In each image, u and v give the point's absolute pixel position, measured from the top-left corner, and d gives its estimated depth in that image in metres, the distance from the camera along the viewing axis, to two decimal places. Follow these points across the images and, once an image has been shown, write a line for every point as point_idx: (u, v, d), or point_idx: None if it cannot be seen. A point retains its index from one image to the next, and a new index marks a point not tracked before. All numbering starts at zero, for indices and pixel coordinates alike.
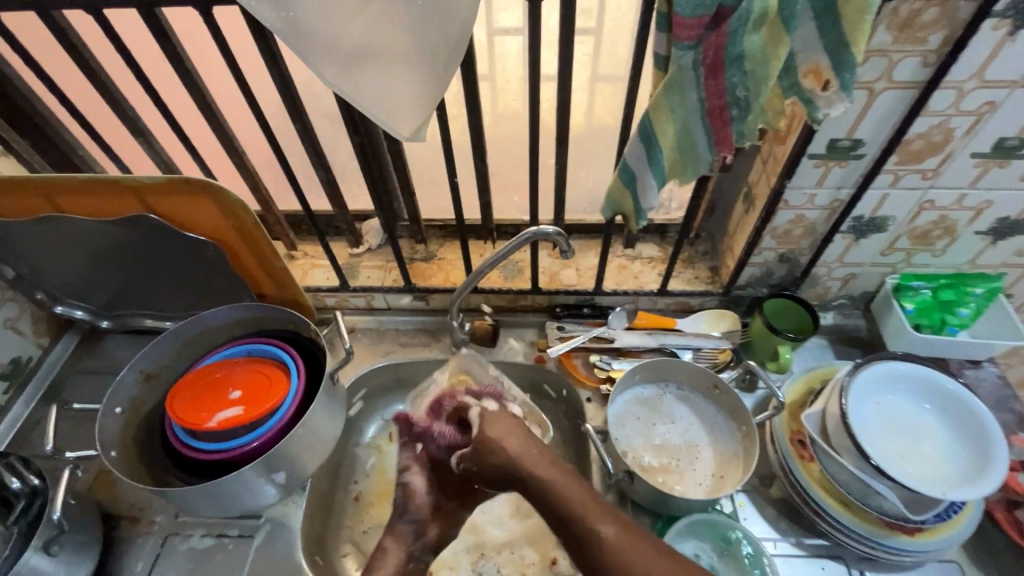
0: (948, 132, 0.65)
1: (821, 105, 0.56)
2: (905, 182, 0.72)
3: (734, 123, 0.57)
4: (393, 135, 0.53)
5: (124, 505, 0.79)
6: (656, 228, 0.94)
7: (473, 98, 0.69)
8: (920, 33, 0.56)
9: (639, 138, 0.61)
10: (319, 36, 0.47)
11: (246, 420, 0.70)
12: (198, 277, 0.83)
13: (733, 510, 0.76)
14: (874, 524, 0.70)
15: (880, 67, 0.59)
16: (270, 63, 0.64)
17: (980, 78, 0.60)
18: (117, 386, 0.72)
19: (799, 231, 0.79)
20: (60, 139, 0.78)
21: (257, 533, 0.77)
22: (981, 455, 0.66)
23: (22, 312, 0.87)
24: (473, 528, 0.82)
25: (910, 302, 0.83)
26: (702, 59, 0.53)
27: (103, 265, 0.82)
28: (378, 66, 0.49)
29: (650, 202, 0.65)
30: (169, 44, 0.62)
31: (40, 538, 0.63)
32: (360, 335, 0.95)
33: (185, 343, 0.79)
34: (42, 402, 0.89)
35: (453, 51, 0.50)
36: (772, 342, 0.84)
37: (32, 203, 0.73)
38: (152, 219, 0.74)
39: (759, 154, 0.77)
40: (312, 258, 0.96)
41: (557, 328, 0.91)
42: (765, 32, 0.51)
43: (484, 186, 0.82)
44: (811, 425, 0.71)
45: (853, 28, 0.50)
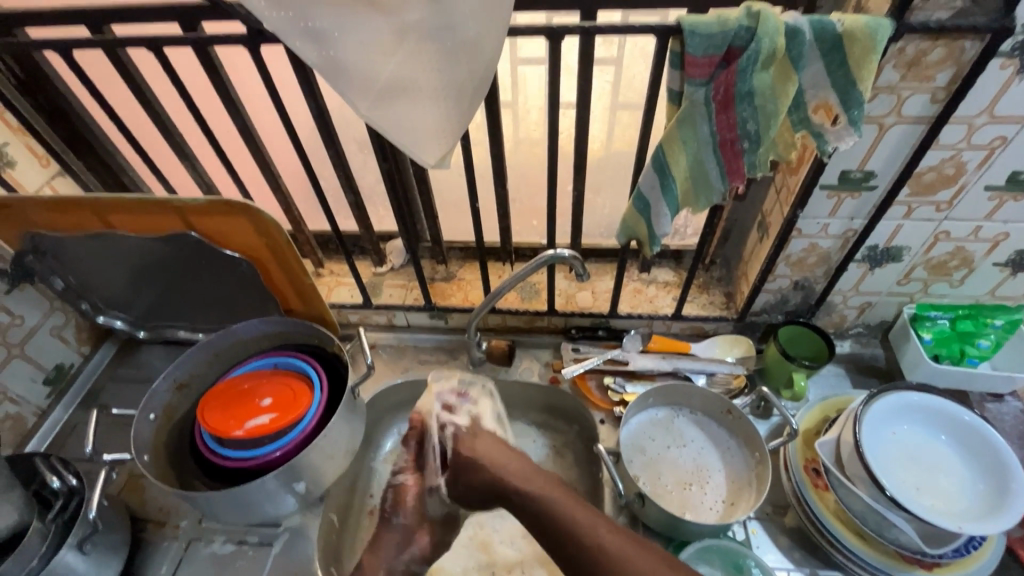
0: (961, 165, 0.66)
1: (830, 139, 0.58)
2: (919, 214, 0.73)
3: (746, 155, 0.60)
4: (421, 163, 0.57)
5: (152, 509, 0.83)
6: (671, 253, 0.96)
7: (496, 128, 0.73)
8: (927, 71, 0.58)
9: (653, 168, 0.63)
10: (356, 72, 0.51)
11: (272, 430, 0.73)
12: (232, 291, 0.88)
13: (745, 538, 0.76)
14: (890, 557, 0.70)
15: (889, 103, 0.61)
16: (309, 95, 0.69)
17: (990, 114, 0.61)
18: (153, 394, 0.77)
19: (813, 259, 0.80)
20: (113, 161, 0.85)
21: (276, 541, 0.79)
22: (1000, 489, 0.65)
23: (68, 321, 0.92)
24: (485, 547, 0.84)
25: (927, 332, 0.83)
26: (713, 95, 0.56)
27: (145, 278, 0.87)
28: (408, 100, 0.53)
29: (664, 228, 0.67)
30: (217, 76, 0.68)
31: (75, 536, 0.67)
32: (381, 351, 0.98)
33: (216, 354, 0.83)
34: (81, 407, 0.94)
35: (478, 87, 0.54)
36: (786, 369, 0.84)
37: (85, 219, 0.78)
38: (193, 237, 0.79)
39: (772, 183, 0.79)
40: (338, 276, 1.00)
41: (573, 350, 0.92)
42: (774, 71, 0.54)
43: (504, 211, 0.85)
44: (825, 454, 0.71)
45: (860, 67, 0.53)
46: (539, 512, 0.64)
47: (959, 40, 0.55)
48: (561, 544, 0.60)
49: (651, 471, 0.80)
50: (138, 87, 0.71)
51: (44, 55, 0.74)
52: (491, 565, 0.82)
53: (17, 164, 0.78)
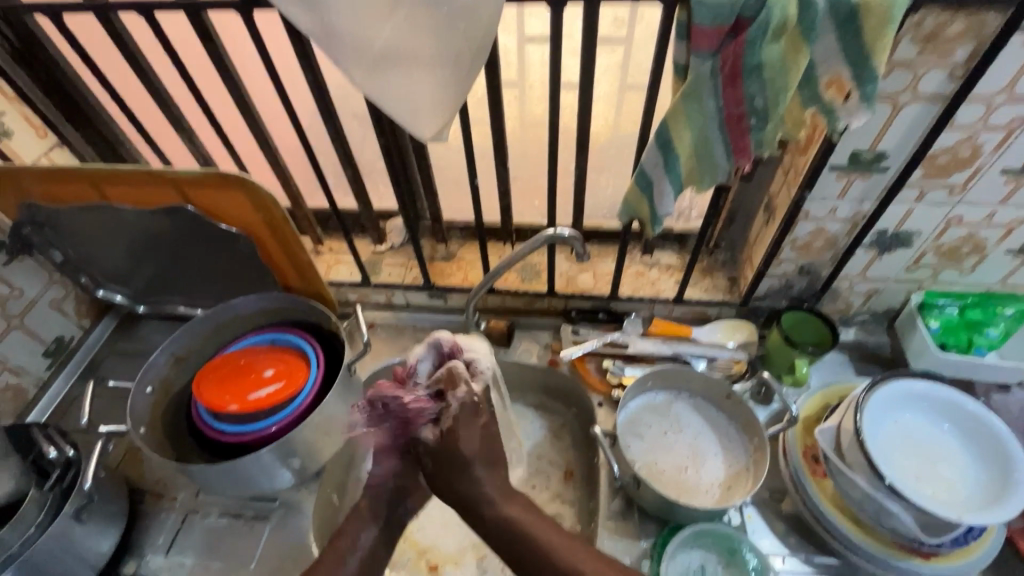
0: (977, 147, 0.64)
1: (841, 116, 0.56)
2: (931, 197, 0.70)
3: (752, 132, 0.58)
4: (416, 136, 0.55)
5: (150, 481, 0.83)
6: (675, 236, 0.94)
7: (498, 103, 0.71)
8: (946, 46, 0.55)
9: (657, 145, 0.61)
10: (350, 39, 0.50)
11: (268, 405, 0.73)
12: (230, 267, 0.87)
13: (740, 523, 0.75)
14: (887, 545, 0.69)
15: (904, 80, 0.59)
16: (305, 66, 0.67)
17: (1010, 93, 0.59)
18: (150, 366, 0.76)
19: (819, 244, 0.79)
20: (109, 133, 0.84)
21: (271, 515, 0.80)
22: (1003, 479, 0.64)
23: (68, 294, 0.92)
24: (480, 527, 0.84)
25: (935, 319, 0.81)
26: (720, 68, 0.54)
27: (143, 251, 0.86)
28: (403, 68, 0.51)
29: (666, 208, 0.66)
30: (212, 44, 0.66)
31: (71, 506, 0.68)
32: (379, 329, 0.98)
33: (214, 329, 0.83)
34: (81, 379, 0.94)
35: (476, 56, 0.51)
36: (788, 355, 0.83)
37: (80, 190, 0.77)
38: (190, 210, 0.78)
39: (780, 164, 0.76)
40: (337, 253, 0.99)
41: (572, 332, 0.91)
42: (785, 43, 0.52)
43: (504, 188, 0.84)
44: (825, 441, 0.70)
45: (875, 40, 0.50)
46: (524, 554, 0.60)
47: (980, 13, 0.53)
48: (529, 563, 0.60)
49: (648, 456, 0.80)
50: (133, 55, 0.70)
51: (39, 24, 0.73)
52: (485, 544, 0.82)
53: (13, 134, 0.78)
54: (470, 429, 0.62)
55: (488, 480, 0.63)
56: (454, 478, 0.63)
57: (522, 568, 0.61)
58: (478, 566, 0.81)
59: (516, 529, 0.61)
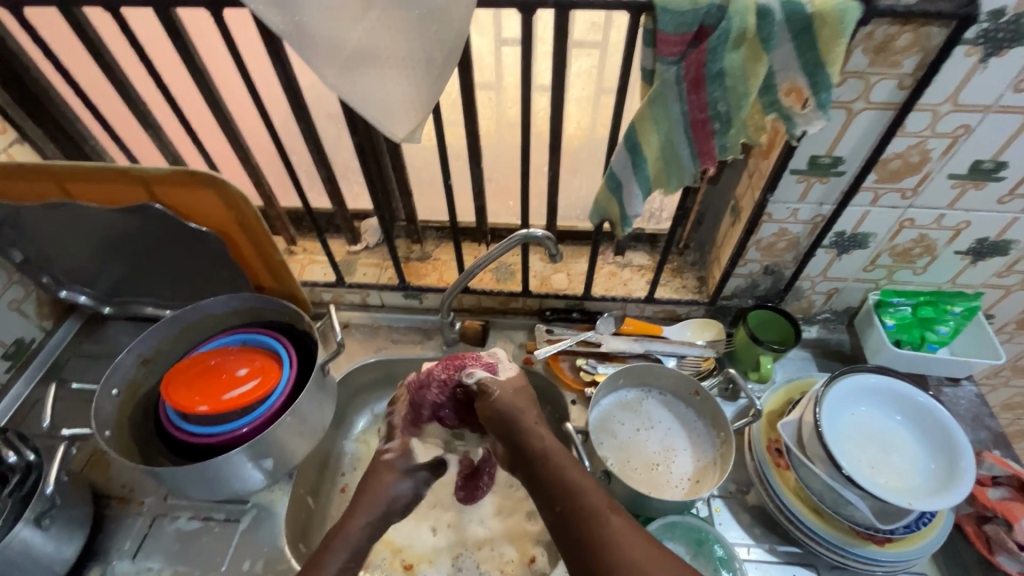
0: (926, 153, 0.67)
1: (799, 123, 0.59)
2: (885, 201, 0.74)
3: (716, 136, 0.60)
4: (389, 137, 0.56)
5: (116, 486, 0.82)
6: (646, 237, 0.96)
7: (471, 104, 0.72)
8: (895, 57, 0.59)
9: (625, 148, 0.63)
10: (325, 40, 0.50)
11: (238, 405, 0.72)
12: (203, 268, 0.86)
13: (708, 514, 0.78)
14: (845, 533, 0.72)
15: (857, 88, 0.62)
16: (278, 65, 0.67)
17: (954, 102, 0.62)
18: (116, 368, 0.75)
19: (782, 245, 0.82)
20: (74, 130, 0.82)
21: (243, 518, 0.79)
22: (950, 467, 0.67)
23: (28, 295, 0.89)
24: (456, 526, 0.85)
25: (890, 317, 0.85)
26: (684, 75, 0.56)
27: (110, 251, 0.84)
28: (373, 68, 0.51)
29: (635, 209, 0.68)
30: (180, 40, 0.65)
31: (31, 511, 0.66)
32: (354, 330, 0.98)
33: (183, 330, 0.81)
34: (42, 381, 0.91)
35: (448, 58, 0.52)
36: (754, 352, 0.85)
37: (43, 188, 0.76)
38: (158, 209, 0.77)
39: (745, 167, 0.79)
40: (310, 254, 0.99)
41: (546, 331, 0.93)
42: (745, 51, 0.54)
43: (479, 189, 0.84)
44: (788, 434, 0.73)
45: (828, 50, 0.53)
46: (563, 496, 0.60)
47: (926, 27, 0.56)
48: (559, 504, 0.60)
49: (619, 454, 0.81)
50: (96, 49, 0.68)
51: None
52: (461, 542, 0.83)
53: None
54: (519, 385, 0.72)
55: (527, 408, 0.69)
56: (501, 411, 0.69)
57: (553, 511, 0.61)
58: (453, 564, 0.81)
59: (547, 463, 0.64)
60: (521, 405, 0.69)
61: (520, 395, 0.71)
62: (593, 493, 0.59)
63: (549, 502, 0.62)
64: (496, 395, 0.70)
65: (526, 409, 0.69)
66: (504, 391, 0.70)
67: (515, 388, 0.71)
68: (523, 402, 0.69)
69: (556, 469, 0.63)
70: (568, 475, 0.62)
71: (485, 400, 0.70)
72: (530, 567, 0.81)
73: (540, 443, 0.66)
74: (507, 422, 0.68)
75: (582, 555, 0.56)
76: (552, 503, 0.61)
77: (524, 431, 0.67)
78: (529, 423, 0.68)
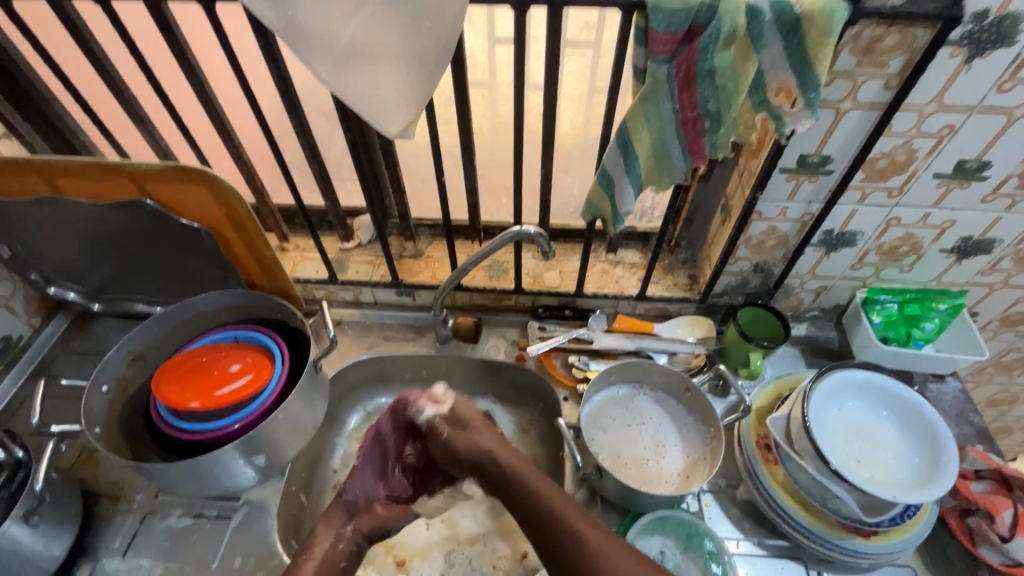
0: (912, 152, 0.69)
1: (788, 122, 0.59)
2: (872, 200, 0.75)
3: (707, 135, 0.61)
4: (383, 133, 0.56)
5: (105, 483, 0.81)
6: (638, 235, 0.97)
7: (464, 102, 0.72)
8: (882, 57, 0.60)
9: (617, 145, 0.64)
10: (318, 35, 0.50)
11: (230, 402, 0.72)
12: (194, 264, 0.85)
13: (698, 509, 0.79)
14: (832, 526, 0.73)
15: (845, 88, 0.63)
16: (270, 60, 0.66)
17: (940, 102, 0.63)
18: (106, 364, 0.74)
19: (772, 243, 0.83)
20: (63, 125, 0.81)
21: (234, 515, 0.79)
22: (934, 460, 0.69)
23: (16, 291, 0.88)
24: (448, 522, 0.85)
25: (877, 314, 0.86)
26: (675, 73, 0.57)
27: (99, 247, 0.84)
28: (366, 64, 0.52)
29: (627, 206, 0.68)
30: (171, 35, 0.65)
31: (20, 508, 0.65)
32: (346, 327, 0.98)
33: (174, 327, 0.81)
34: (31, 379, 0.90)
35: (441, 55, 0.52)
36: (743, 350, 0.86)
37: (31, 183, 0.75)
38: (149, 204, 0.76)
39: (735, 166, 0.80)
40: (303, 251, 0.99)
41: (539, 328, 0.93)
42: (735, 50, 0.55)
43: (472, 186, 0.85)
44: (776, 429, 0.74)
45: (816, 50, 0.54)
46: (541, 523, 0.64)
47: (912, 28, 0.57)
48: (541, 526, 0.64)
49: (611, 450, 0.82)
50: (85, 42, 0.68)
51: None
52: (453, 539, 0.83)
53: None
54: (470, 427, 0.75)
55: (488, 437, 0.74)
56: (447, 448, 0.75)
57: (535, 531, 0.65)
58: (446, 559, 0.82)
59: (522, 486, 0.68)
60: (482, 437, 0.73)
61: (481, 426, 0.75)
62: (569, 514, 0.64)
63: (530, 525, 0.65)
64: (445, 433, 0.76)
65: (488, 438, 0.74)
66: (452, 431, 0.75)
67: (468, 426, 0.76)
68: (481, 434, 0.74)
69: (529, 495, 0.66)
70: (542, 496, 0.66)
71: (438, 438, 0.76)
72: (522, 562, 0.81)
73: (505, 472, 0.70)
74: (472, 458, 0.73)
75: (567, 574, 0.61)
76: (531, 525, 0.65)
77: (491, 460, 0.71)
78: (490, 453, 0.72)
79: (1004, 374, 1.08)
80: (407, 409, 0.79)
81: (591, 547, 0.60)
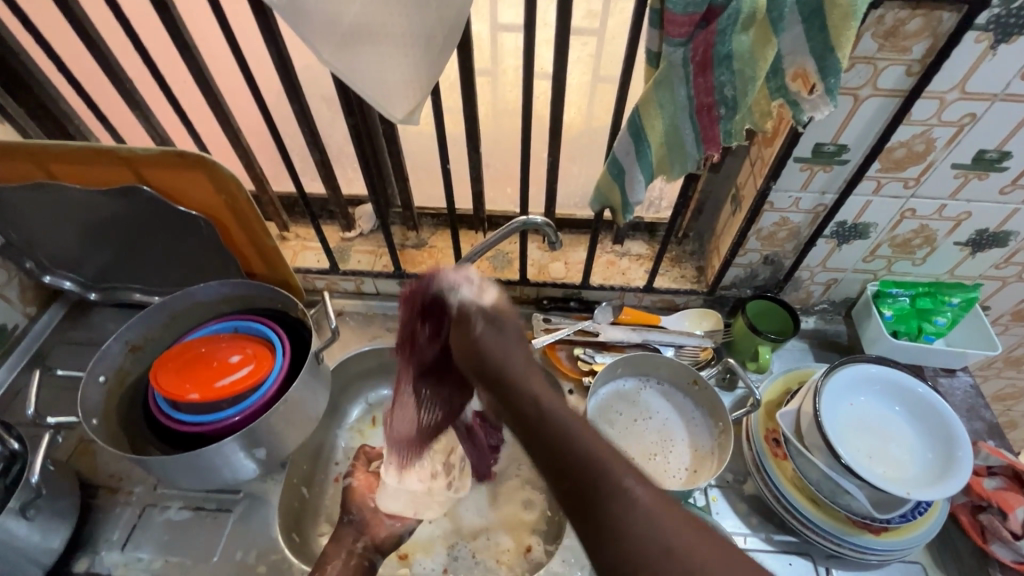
0: (930, 141, 0.67)
1: (806, 108, 0.56)
2: (888, 190, 0.73)
3: (722, 122, 0.59)
4: (388, 117, 0.55)
5: (103, 475, 0.80)
6: (645, 226, 0.95)
7: (470, 88, 0.70)
8: (904, 42, 0.58)
9: (628, 133, 0.62)
10: (317, 15, 0.47)
11: (229, 394, 0.70)
12: (193, 253, 0.84)
13: (705, 504, 0.78)
14: (841, 522, 0.72)
15: (865, 75, 0.61)
16: (270, 41, 0.64)
17: (962, 90, 0.61)
18: (103, 355, 0.72)
19: (783, 234, 0.81)
20: (57, 109, 0.79)
21: (235, 507, 0.78)
22: (947, 457, 0.68)
23: (11, 279, 0.86)
24: (451, 516, 0.84)
25: (888, 308, 0.85)
26: (691, 57, 0.55)
27: (96, 235, 0.82)
28: (371, 47, 0.50)
29: (637, 196, 0.67)
30: (168, 15, 0.63)
31: (17, 501, 0.64)
32: (348, 318, 0.96)
33: (172, 317, 0.79)
34: (27, 369, 0.89)
35: (448, 37, 0.51)
36: (753, 343, 0.85)
37: (25, 168, 0.73)
38: (146, 191, 0.74)
39: (747, 155, 0.78)
40: (304, 240, 0.97)
41: (544, 320, 0.92)
42: (754, 34, 0.53)
43: (477, 175, 0.83)
44: (786, 424, 0.72)
45: (839, 34, 0.50)
46: (570, 469, 0.43)
47: (938, 11, 0.55)
48: (581, 489, 0.41)
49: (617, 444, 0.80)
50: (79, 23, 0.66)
51: None
52: (456, 533, 0.82)
53: None
54: (503, 331, 0.55)
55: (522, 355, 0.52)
56: (473, 350, 0.54)
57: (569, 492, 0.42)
58: (449, 553, 0.81)
59: (546, 421, 0.46)
60: (507, 340, 0.54)
61: (513, 331, 0.55)
62: (611, 455, 0.43)
63: (560, 475, 0.43)
64: (478, 330, 0.55)
65: (511, 347, 0.53)
66: (481, 324, 0.55)
67: (496, 328, 0.55)
68: (512, 336, 0.54)
69: (557, 432, 0.44)
70: (580, 441, 0.43)
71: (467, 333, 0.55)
72: (526, 556, 0.81)
73: (535, 403, 0.48)
74: (493, 366, 0.52)
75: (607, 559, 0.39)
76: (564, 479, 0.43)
77: (511, 373, 0.51)
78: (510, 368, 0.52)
79: (1012, 369, 1.07)
80: (440, 283, 0.59)
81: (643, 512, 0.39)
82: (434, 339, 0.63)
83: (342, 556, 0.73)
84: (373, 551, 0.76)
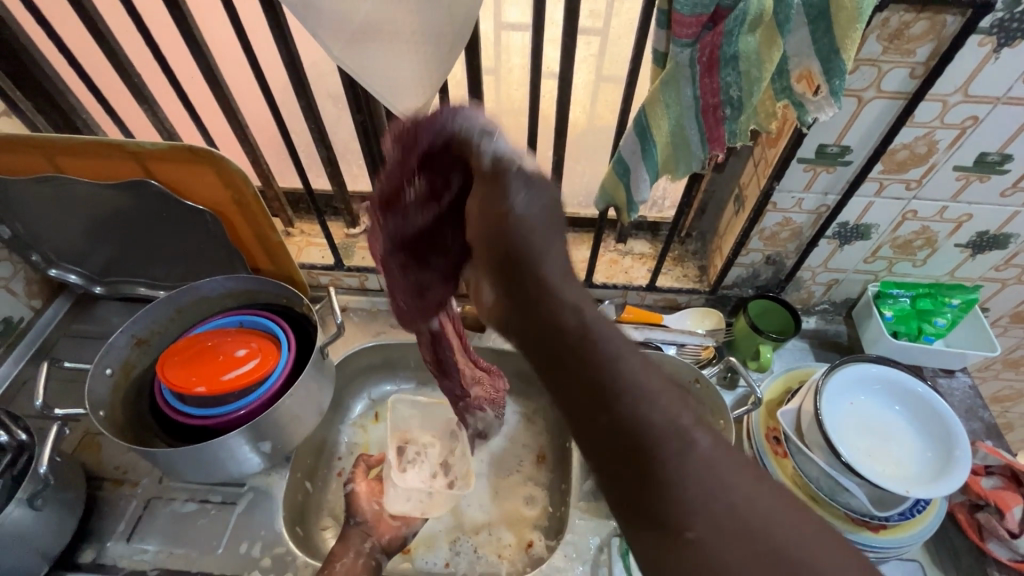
0: (933, 144, 0.67)
1: (811, 110, 0.57)
2: (890, 191, 0.74)
3: (726, 122, 0.59)
4: (394, 112, 0.56)
5: (109, 467, 0.81)
6: (647, 225, 0.95)
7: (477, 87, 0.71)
8: (908, 45, 0.58)
9: (634, 132, 0.63)
10: (330, 12, 0.47)
11: (234, 387, 0.71)
12: (199, 248, 0.84)
13: None
14: (840, 520, 0.73)
15: (869, 76, 0.61)
16: (279, 38, 0.65)
17: (964, 93, 0.62)
18: (109, 348, 0.73)
19: (785, 235, 0.82)
20: (65, 103, 0.79)
21: (239, 501, 0.79)
22: (946, 456, 0.68)
23: (17, 272, 0.87)
24: (454, 511, 0.85)
25: (889, 309, 0.85)
26: (698, 57, 0.55)
27: (102, 228, 0.82)
28: (382, 44, 0.50)
29: (642, 195, 0.67)
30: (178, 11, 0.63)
31: (24, 491, 0.65)
32: (352, 314, 0.97)
33: (178, 311, 0.80)
34: (32, 361, 0.89)
35: (457, 37, 0.51)
36: (754, 342, 0.86)
37: (34, 161, 0.73)
38: (153, 185, 0.75)
39: (750, 156, 0.79)
40: (308, 236, 0.97)
41: None
42: (761, 34, 0.52)
43: None
44: (787, 422, 0.73)
45: (844, 36, 0.51)
46: (617, 406, 0.39)
47: (941, 14, 0.55)
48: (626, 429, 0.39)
49: None
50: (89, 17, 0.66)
51: None
52: (459, 528, 0.83)
53: None
54: (540, 205, 0.46)
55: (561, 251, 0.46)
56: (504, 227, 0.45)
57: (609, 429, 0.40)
58: (451, 548, 0.81)
59: (591, 346, 0.41)
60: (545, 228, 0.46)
61: (550, 210, 0.46)
62: (669, 399, 0.40)
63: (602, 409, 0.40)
64: (514, 199, 0.45)
65: (550, 237, 0.46)
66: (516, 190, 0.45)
67: (531, 205, 0.46)
68: (548, 216, 0.46)
69: (607, 362, 0.40)
70: (629, 374, 0.40)
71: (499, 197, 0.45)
72: (528, 551, 0.81)
73: (578, 314, 0.43)
74: (527, 262, 0.45)
75: (655, 503, 0.37)
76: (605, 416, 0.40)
77: (551, 278, 0.44)
78: (555, 284, 0.44)
79: (1010, 371, 1.08)
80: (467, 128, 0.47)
81: (705, 462, 0.37)
82: (437, 204, 0.52)
83: (351, 554, 0.73)
84: (380, 551, 0.76)
